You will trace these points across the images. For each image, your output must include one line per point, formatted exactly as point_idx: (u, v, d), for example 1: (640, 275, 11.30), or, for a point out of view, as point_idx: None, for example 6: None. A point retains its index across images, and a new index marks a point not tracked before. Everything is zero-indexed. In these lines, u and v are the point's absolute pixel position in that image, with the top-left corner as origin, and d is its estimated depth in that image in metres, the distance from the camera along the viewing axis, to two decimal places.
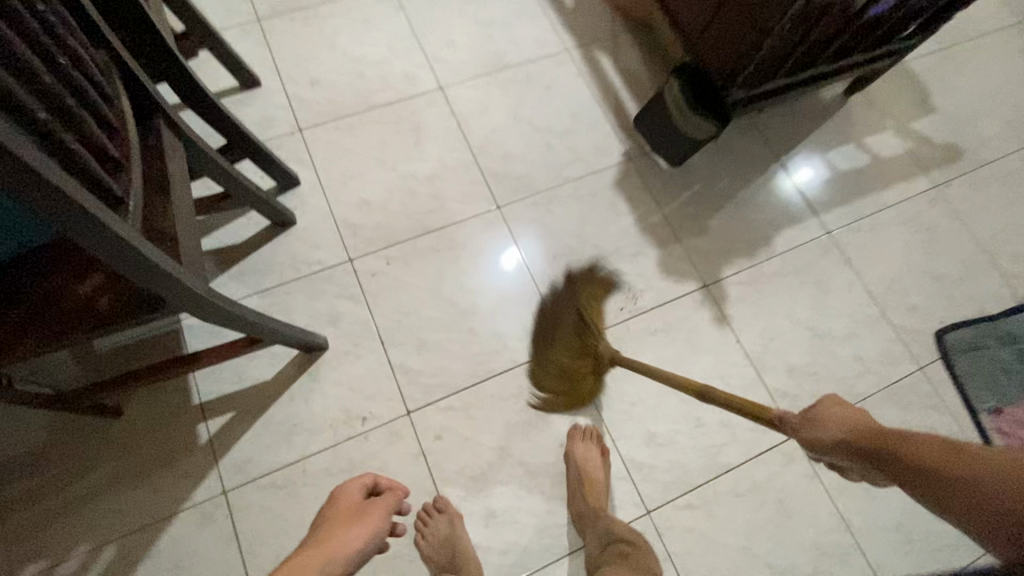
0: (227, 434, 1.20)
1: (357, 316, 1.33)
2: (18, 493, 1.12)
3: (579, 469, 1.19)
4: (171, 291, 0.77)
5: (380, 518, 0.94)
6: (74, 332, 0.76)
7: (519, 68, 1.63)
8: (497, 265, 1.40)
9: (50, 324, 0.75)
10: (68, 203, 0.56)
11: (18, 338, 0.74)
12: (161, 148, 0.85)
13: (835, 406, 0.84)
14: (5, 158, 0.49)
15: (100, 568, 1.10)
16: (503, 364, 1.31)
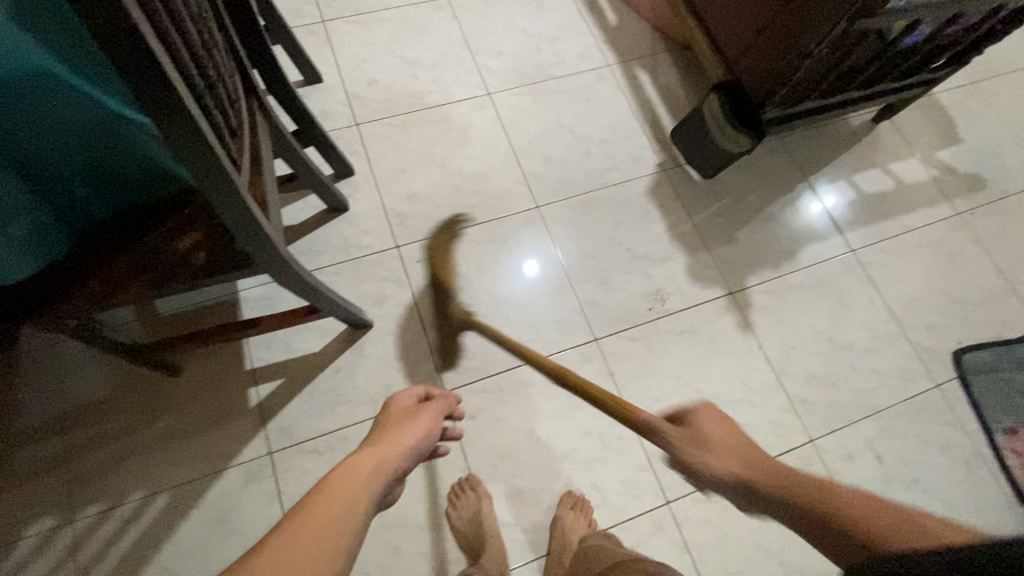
0: (275, 399, 1.28)
1: (400, 299, 1.41)
2: (83, 439, 1.20)
3: (561, 537, 1.17)
4: (260, 248, 0.86)
5: (431, 419, 0.93)
6: (174, 281, 0.86)
7: (562, 80, 1.72)
8: (534, 260, 1.48)
9: (154, 273, 0.85)
10: (208, 152, 0.68)
11: (127, 282, 0.83)
12: (256, 126, 0.96)
13: (716, 420, 0.86)
14: (177, 107, 0.61)
15: (153, 515, 1.17)
16: (535, 353, 1.38)
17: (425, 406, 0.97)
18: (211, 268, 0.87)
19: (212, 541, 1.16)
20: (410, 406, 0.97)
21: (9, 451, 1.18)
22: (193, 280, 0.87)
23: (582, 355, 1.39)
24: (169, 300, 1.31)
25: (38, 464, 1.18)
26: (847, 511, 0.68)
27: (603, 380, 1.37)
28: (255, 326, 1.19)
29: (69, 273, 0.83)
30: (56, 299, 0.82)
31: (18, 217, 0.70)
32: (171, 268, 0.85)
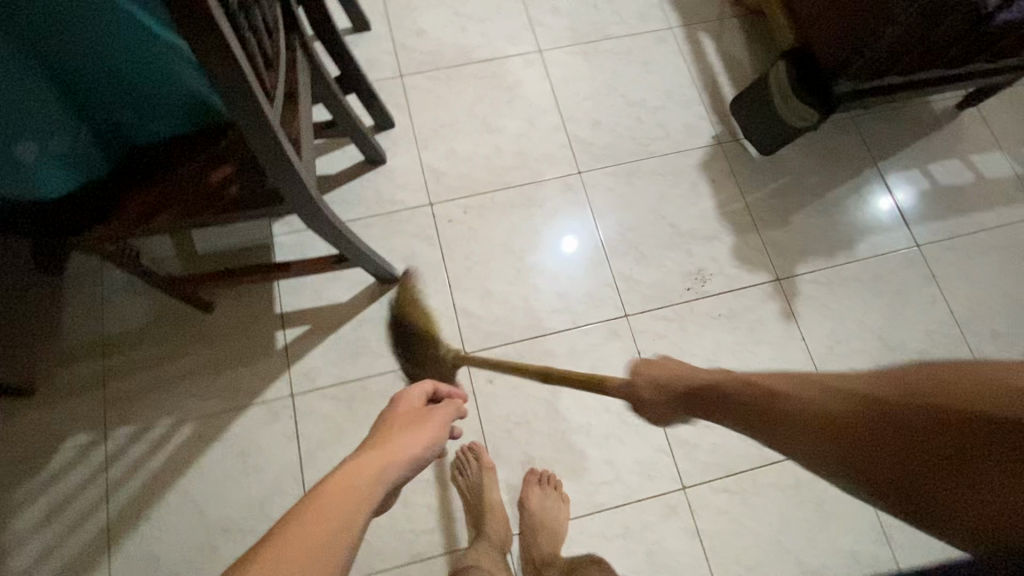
0: (301, 344, 1.29)
1: (430, 257, 1.39)
2: (121, 363, 1.25)
3: (532, 516, 1.15)
4: (290, 186, 0.85)
5: (437, 427, 0.88)
6: (206, 212, 0.86)
7: (618, 41, 1.63)
8: (569, 229, 1.43)
9: (186, 203, 0.85)
10: (240, 78, 0.66)
11: (160, 210, 0.84)
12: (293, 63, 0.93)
13: (650, 365, 0.79)
14: (210, 26, 0.58)
15: (179, 442, 1.21)
16: (562, 324, 1.34)
17: (432, 411, 0.92)
18: (242, 203, 0.87)
19: (232, 473, 1.20)
20: (416, 407, 0.93)
21: (53, 367, 1.24)
22: (224, 214, 0.87)
23: (610, 330, 1.34)
24: (207, 238, 1.33)
25: (79, 382, 1.24)
26: (842, 402, 0.59)
27: (629, 357, 1.32)
28: (285, 270, 1.20)
29: (107, 195, 0.84)
30: (94, 220, 0.83)
31: (55, 133, 0.70)
32: (202, 199, 0.85)
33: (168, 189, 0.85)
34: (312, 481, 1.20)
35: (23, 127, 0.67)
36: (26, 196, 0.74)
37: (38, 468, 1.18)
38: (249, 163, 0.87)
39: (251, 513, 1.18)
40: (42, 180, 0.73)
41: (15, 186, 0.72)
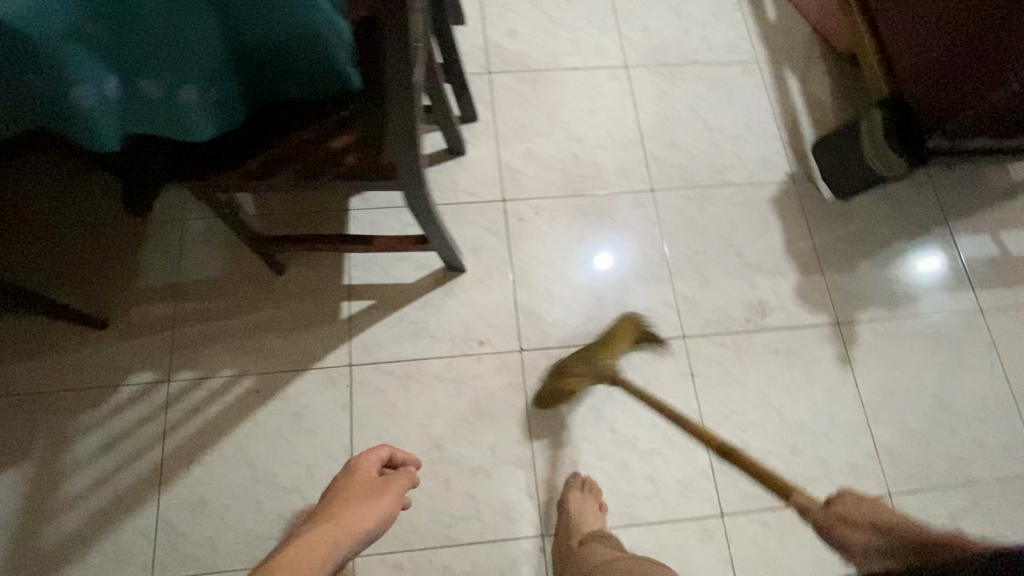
0: (364, 317, 1.32)
1: (497, 251, 1.41)
2: (192, 310, 1.29)
3: (568, 518, 1.15)
4: (410, 159, 0.90)
5: (396, 497, 0.91)
6: (320, 177, 0.90)
7: (704, 67, 1.65)
8: (609, 243, 1.44)
9: (304, 165, 0.89)
10: (406, 54, 0.71)
11: (279, 167, 0.88)
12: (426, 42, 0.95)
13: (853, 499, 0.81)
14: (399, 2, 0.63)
15: (237, 394, 1.24)
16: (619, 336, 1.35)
17: (391, 481, 0.95)
18: (356, 172, 0.91)
19: (285, 432, 1.23)
20: (375, 476, 0.95)
21: (127, 304, 1.28)
22: (335, 180, 0.91)
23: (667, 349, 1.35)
24: (286, 202, 1.38)
25: (149, 323, 1.27)
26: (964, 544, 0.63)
27: (682, 377, 1.33)
28: (366, 243, 1.22)
29: (234, 146, 0.88)
30: (216, 168, 0.87)
31: (217, 81, 0.73)
32: (320, 164, 0.89)
33: (291, 148, 0.88)
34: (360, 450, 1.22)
35: (195, 68, 0.70)
36: (174, 136, 0.77)
37: (102, 398, 1.21)
38: (371, 133, 0.89)
39: (298, 473, 1.20)
40: (195, 127, 0.75)
41: (167, 122, 0.75)
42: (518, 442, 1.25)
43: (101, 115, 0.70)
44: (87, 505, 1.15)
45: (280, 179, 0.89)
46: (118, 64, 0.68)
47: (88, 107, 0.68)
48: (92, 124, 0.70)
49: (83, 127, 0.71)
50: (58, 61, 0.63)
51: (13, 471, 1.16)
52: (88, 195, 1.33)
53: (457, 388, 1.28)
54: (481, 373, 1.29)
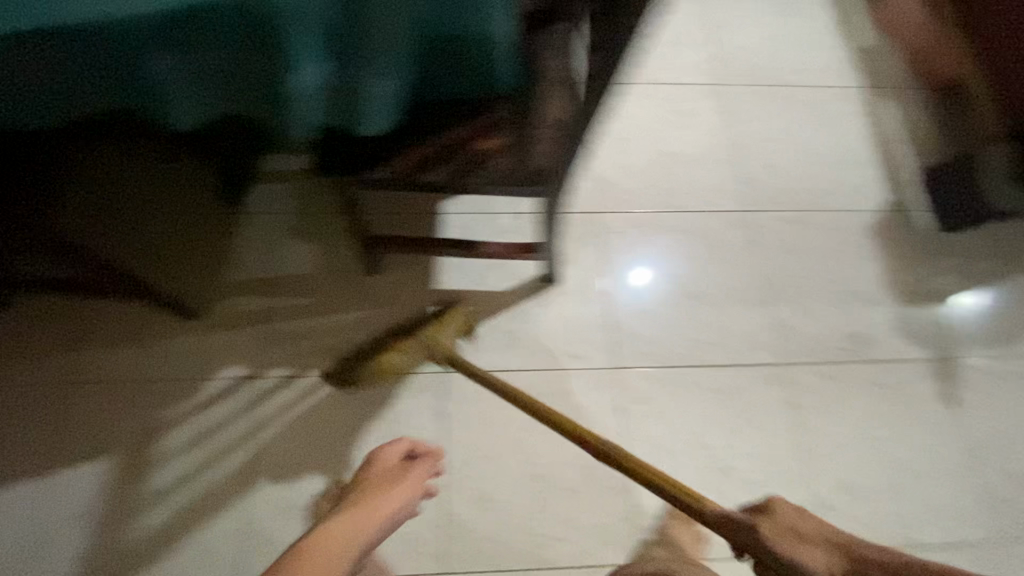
0: (456, 323, 1.26)
1: (592, 264, 1.37)
2: (283, 307, 1.25)
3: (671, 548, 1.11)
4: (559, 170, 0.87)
5: (414, 482, 0.96)
6: (467, 178, 0.84)
7: (798, 90, 1.62)
8: (645, 259, 1.38)
9: (452, 167, 0.84)
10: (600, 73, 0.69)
11: (426, 168, 0.83)
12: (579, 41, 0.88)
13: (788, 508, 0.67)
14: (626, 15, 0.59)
15: (327, 395, 1.20)
16: (718, 359, 1.30)
17: (409, 467, 0.99)
18: (503, 178, 0.84)
19: (374, 438, 1.18)
20: (392, 467, 1.00)
21: (219, 296, 1.25)
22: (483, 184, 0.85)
23: (767, 376, 1.30)
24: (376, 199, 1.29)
25: (239, 316, 1.23)
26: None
27: (783, 406, 1.28)
28: (470, 247, 1.14)
29: (382, 141, 0.83)
30: (367, 162, 0.83)
31: (399, 72, 0.68)
32: (467, 166, 0.84)
33: (439, 148, 0.83)
34: (452, 462, 1.17)
35: (396, 62, 0.66)
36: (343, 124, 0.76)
37: (191, 391, 1.18)
38: (522, 137, 0.83)
39: None
40: (370, 123, 0.74)
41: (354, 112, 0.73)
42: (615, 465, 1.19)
43: (302, 102, 0.70)
44: (174, 498, 1.12)
45: (427, 180, 0.83)
46: (315, 51, 0.64)
47: (293, 93, 0.68)
48: (297, 108, 0.71)
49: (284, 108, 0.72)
50: (285, 44, 0.63)
51: (101, 459, 1.14)
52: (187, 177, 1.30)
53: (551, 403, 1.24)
54: (577, 390, 1.25)
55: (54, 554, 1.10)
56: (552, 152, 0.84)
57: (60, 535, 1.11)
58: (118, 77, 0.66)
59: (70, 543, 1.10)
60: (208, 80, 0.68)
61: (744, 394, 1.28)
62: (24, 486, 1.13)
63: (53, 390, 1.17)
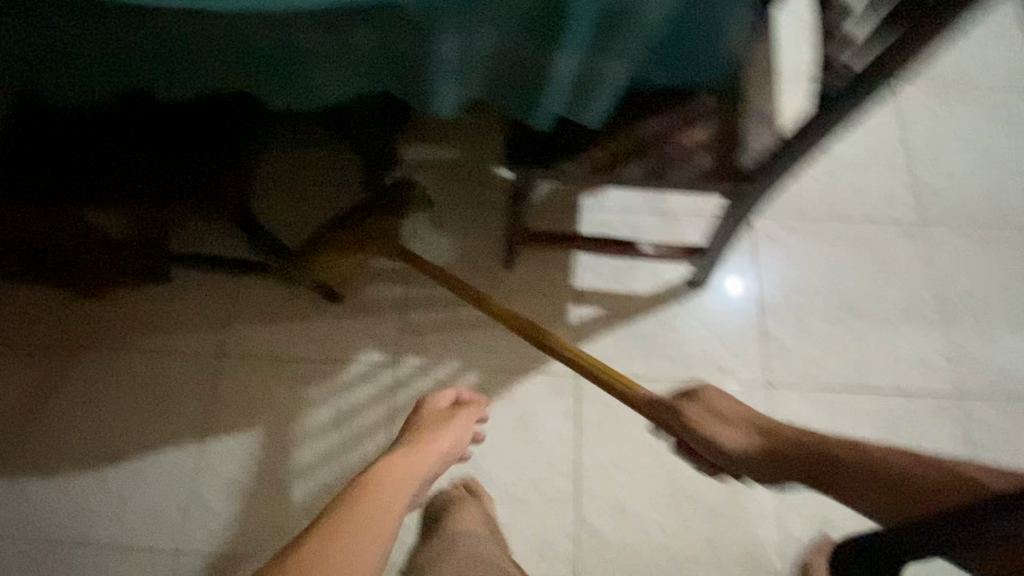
0: (594, 325, 1.22)
1: (742, 270, 1.26)
2: (419, 296, 1.25)
3: None
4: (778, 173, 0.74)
5: (461, 425, 0.96)
6: (671, 175, 0.77)
7: (987, 83, 1.41)
8: (744, 267, 1.26)
9: (655, 161, 0.77)
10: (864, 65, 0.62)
11: (626, 162, 0.77)
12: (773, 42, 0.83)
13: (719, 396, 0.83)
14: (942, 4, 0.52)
15: (462, 388, 1.19)
16: (882, 384, 1.19)
17: (456, 411, 0.99)
18: (711, 176, 0.76)
19: (508, 436, 1.15)
20: (441, 411, 0.99)
21: (359, 283, 1.25)
22: (687, 184, 0.77)
23: (935, 407, 1.18)
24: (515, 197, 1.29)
25: (379, 302, 1.24)
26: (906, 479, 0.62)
27: (954, 444, 1.16)
28: (627, 247, 1.06)
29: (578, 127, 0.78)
30: (566, 153, 0.77)
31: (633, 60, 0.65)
32: (670, 160, 0.77)
33: (639, 141, 0.77)
34: (588, 468, 1.13)
35: (639, 48, 0.65)
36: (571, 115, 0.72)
37: (333, 372, 1.21)
38: (729, 133, 0.77)
39: (523, 481, 1.13)
40: (591, 113, 0.71)
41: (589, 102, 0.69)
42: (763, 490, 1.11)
43: (551, 91, 0.67)
44: (313, 474, 1.15)
45: (628, 176, 0.77)
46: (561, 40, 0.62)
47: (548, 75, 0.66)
48: (539, 98, 0.69)
49: (530, 95, 0.71)
50: (558, 21, 0.61)
51: (249, 431, 1.18)
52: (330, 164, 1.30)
53: None
54: None
55: (202, 521, 1.14)
56: (764, 149, 0.77)
57: (209, 503, 1.15)
58: (396, 54, 0.66)
59: (218, 510, 1.15)
60: (469, 66, 0.66)
61: (914, 425, 1.17)
62: (178, 452, 1.18)
63: (205, 363, 1.21)
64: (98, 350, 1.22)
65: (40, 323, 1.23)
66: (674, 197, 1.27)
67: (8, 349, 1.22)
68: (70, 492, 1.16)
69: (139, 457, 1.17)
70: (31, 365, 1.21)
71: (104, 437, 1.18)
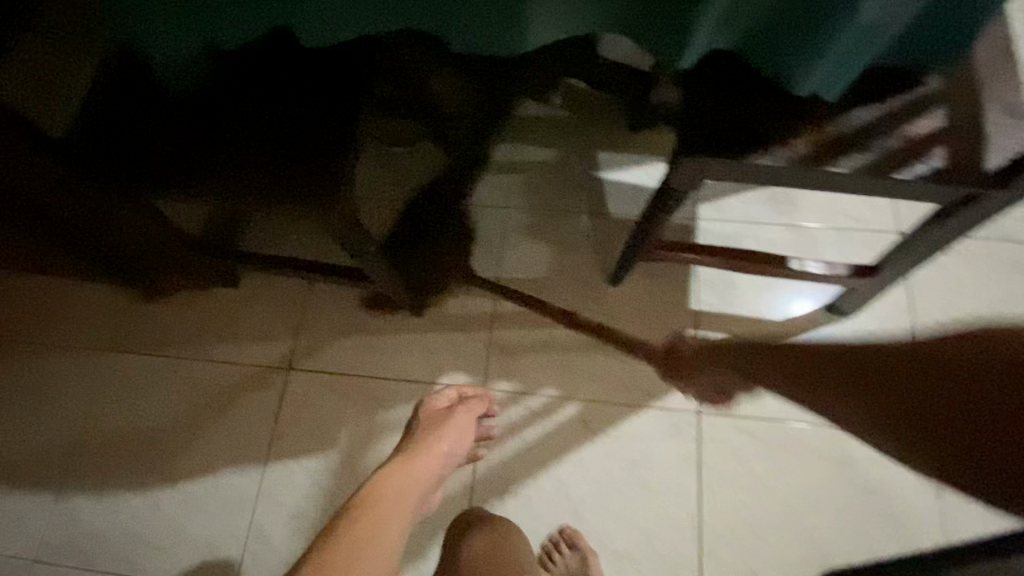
0: (717, 353, 1.03)
1: (895, 298, 1.05)
2: (513, 309, 1.09)
3: None
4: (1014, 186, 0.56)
5: (463, 424, 0.85)
6: (898, 171, 0.61)
7: None
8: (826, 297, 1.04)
9: (878, 154, 0.61)
10: None
11: (842, 153, 0.61)
12: (1007, 13, 0.67)
13: None
14: None
15: (561, 420, 1.02)
16: None
17: (457, 408, 0.88)
18: (951, 173, 0.61)
19: (617, 481, 0.99)
20: (441, 411, 0.87)
21: (446, 293, 1.11)
22: (920, 181, 0.61)
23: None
24: (621, 203, 1.14)
25: (468, 317, 1.09)
26: None
27: None
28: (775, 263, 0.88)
29: (777, 113, 0.62)
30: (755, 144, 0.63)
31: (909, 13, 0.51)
32: (899, 153, 0.61)
33: (860, 130, 0.62)
34: (710, 523, 0.95)
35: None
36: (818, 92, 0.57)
37: (415, 393, 1.06)
38: (968, 123, 0.63)
39: (632, 536, 0.96)
40: (838, 86, 0.57)
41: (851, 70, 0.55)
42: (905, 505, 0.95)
43: (824, 60, 0.53)
44: None
45: (844, 170, 0.61)
46: None
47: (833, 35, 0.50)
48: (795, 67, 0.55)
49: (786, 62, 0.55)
50: None
51: (319, 455, 1.05)
52: (414, 161, 1.17)
53: (839, 472, 0.97)
54: (875, 460, 0.97)
55: (261, 558, 1.00)
56: (1019, 142, 0.62)
57: (269, 536, 1.01)
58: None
59: (279, 546, 1.00)
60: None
61: None
62: (239, 475, 1.04)
63: (274, 376, 1.09)
64: (160, 355, 1.10)
65: (99, 322, 1.12)
66: (807, 206, 1.09)
67: (64, 349, 1.11)
68: (120, 513, 1.03)
69: (199, 478, 1.05)
70: (89, 368, 1.10)
71: (162, 452, 1.06)
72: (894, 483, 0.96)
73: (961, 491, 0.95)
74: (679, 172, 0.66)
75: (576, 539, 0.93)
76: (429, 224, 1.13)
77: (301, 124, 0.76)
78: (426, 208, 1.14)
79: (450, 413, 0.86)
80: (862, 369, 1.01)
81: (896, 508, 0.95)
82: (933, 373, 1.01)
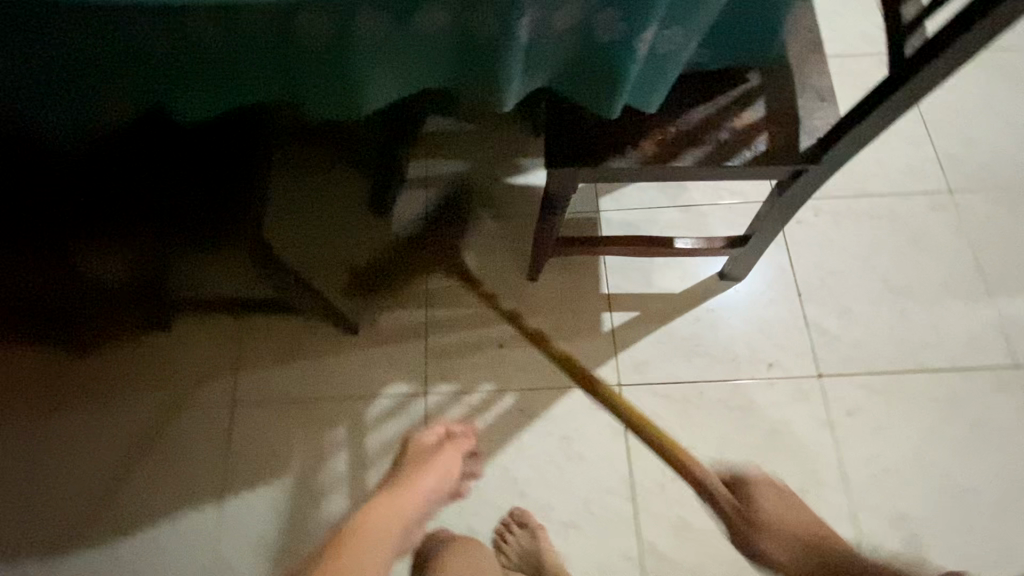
0: (630, 331, 1.14)
1: (776, 260, 1.19)
2: (442, 316, 1.16)
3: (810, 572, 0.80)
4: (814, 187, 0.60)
5: (450, 457, 0.86)
6: (729, 158, 0.72)
7: (1006, 55, 1.33)
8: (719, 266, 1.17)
9: (712, 146, 0.72)
10: (917, 54, 0.58)
11: (683, 148, 0.72)
12: (808, 10, 0.78)
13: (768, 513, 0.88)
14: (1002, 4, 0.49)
15: (498, 412, 1.10)
16: (937, 363, 1.12)
17: (445, 443, 0.89)
18: (773, 154, 0.72)
19: (555, 459, 1.08)
20: (432, 447, 0.89)
21: (378, 310, 1.17)
22: (750, 164, 0.72)
23: (998, 382, 1.11)
24: (529, 204, 1.22)
25: (401, 329, 1.16)
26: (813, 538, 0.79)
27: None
28: (661, 245, 0.98)
29: (625, 121, 0.73)
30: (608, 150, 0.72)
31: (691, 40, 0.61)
32: (729, 143, 0.72)
33: (694, 128, 0.73)
34: (641, 484, 1.06)
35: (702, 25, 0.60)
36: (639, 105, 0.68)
37: (360, 408, 1.12)
38: (784, 111, 0.73)
39: (575, 507, 1.05)
40: (654, 98, 0.66)
41: (657, 86, 0.65)
42: (843, 518, 1.04)
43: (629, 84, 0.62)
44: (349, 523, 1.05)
45: (686, 163, 0.72)
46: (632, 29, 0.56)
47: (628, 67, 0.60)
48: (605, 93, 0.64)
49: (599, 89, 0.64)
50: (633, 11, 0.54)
51: (275, 481, 1.09)
52: (328, 187, 1.22)
53: (746, 420, 1.09)
54: (775, 405, 1.10)
55: None
56: (824, 123, 0.73)
57: (235, 567, 1.04)
58: (459, 41, 0.58)
59: None
60: (542, 45, 0.59)
61: (975, 405, 1.10)
62: (196, 514, 1.07)
63: (219, 413, 1.12)
64: (98, 411, 1.11)
65: (31, 389, 1.12)
66: (692, 188, 1.21)
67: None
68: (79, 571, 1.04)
69: (155, 524, 1.07)
70: (25, 435, 1.10)
71: (113, 506, 1.08)
72: (793, 421, 1.09)
73: (851, 420, 1.09)
74: (552, 180, 0.75)
75: (525, 518, 1.02)
76: (353, 247, 1.19)
77: (203, 175, 0.82)
78: (348, 233, 1.20)
79: (440, 447, 0.88)
80: (755, 326, 1.14)
81: (817, 476, 1.06)
82: (814, 321, 1.15)
